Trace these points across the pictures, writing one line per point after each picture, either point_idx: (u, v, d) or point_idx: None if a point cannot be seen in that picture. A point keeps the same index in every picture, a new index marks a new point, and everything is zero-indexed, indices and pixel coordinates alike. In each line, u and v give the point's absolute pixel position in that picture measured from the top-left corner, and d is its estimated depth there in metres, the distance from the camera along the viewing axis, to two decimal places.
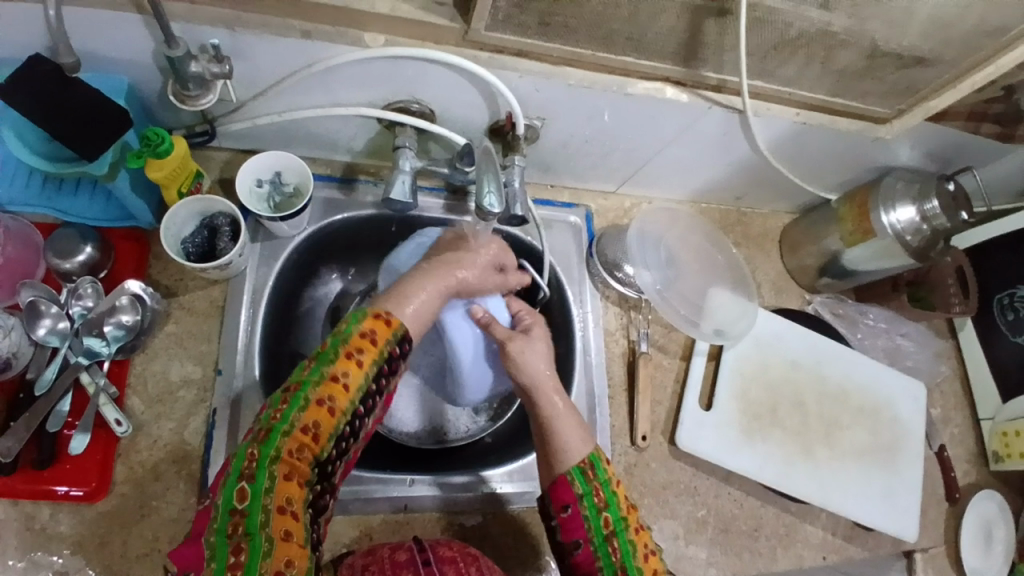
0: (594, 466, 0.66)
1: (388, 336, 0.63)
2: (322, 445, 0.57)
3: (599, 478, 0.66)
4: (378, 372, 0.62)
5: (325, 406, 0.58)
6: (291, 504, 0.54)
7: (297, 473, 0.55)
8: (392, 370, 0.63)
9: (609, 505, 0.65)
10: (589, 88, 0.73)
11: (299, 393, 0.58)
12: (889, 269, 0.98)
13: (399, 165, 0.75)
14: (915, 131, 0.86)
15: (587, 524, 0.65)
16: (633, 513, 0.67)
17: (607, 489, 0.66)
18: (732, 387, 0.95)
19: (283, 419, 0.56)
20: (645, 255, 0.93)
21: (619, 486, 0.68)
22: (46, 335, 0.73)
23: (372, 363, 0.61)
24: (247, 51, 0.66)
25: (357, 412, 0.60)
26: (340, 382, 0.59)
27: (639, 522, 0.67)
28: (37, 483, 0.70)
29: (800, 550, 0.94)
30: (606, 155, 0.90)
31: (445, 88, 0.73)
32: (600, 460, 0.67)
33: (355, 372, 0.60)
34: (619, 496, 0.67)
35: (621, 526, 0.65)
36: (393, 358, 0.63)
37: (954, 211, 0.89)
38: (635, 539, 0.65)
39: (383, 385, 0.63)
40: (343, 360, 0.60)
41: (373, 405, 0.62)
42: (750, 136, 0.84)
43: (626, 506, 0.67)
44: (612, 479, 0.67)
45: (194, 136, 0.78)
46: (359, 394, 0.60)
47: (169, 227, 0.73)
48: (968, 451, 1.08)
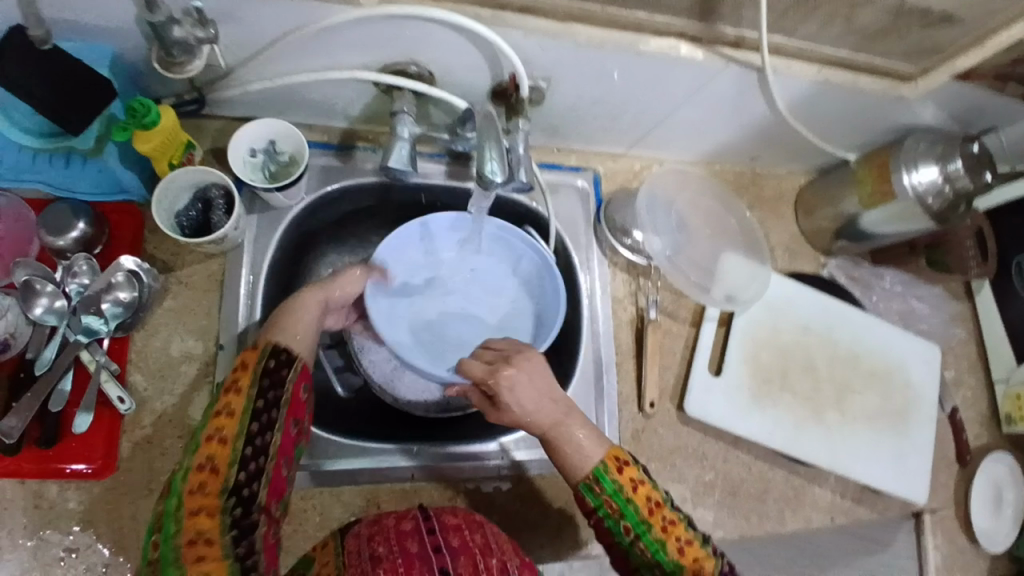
0: (599, 480, 0.65)
1: (259, 357, 0.61)
2: (224, 475, 0.55)
3: (608, 490, 0.65)
4: (260, 390, 0.59)
5: (215, 440, 0.56)
6: (204, 540, 0.53)
7: (207, 509, 0.54)
8: (278, 383, 0.61)
9: (626, 513, 0.64)
10: (598, 47, 0.68)
11: (191, 441, 0.57)
12: (907, 232, 0.95)
13: (397, 132, 0.71)
14: (942, 90, 0.81)
15: (612, 531, 0.65)
16: (658, 510, 0.65)
17: (619, 497, 0.65)
18: (742, 355, 0.93)
19: (179, 467, 0.56)
20: (654, 218, 0.92)
21: (639, 486, 0.65)
22: (43, 314, 0.71)
23: (251, 385, 0.59)
24: (232, 14, 0.61)
25: (253, 432, 0.58)
26: (222, 415, 0.58)
27: (663, 514, 0.64)
28: (43, 462, 0.70)
29: (807, 513, 0.94)
30: (616, 117, 0.86)
31: (445, 49, 0.69)
32: (605, 471, 0.65)
33: (236, 399, 0.58)
34: (638, 500, 0.65)
35: (643, 530, 0.64)
36: (275, 373, 0.61)
37: (978, 172, 0.86)
38: (663, 538, 0.64)
39: (275, 398, 0.60)
40: (224, 395, 0.59)
41: (272, 419, 0.60)
42: (768, 96, 0.80)
43: (646, 507, 0.64)
44: (623, 487, 0.65)
45: (184, 105, 0.75)
46: (248, 417, 0.58)
47: (162, 200, 0.71)
48: (980, 412, 1.07)
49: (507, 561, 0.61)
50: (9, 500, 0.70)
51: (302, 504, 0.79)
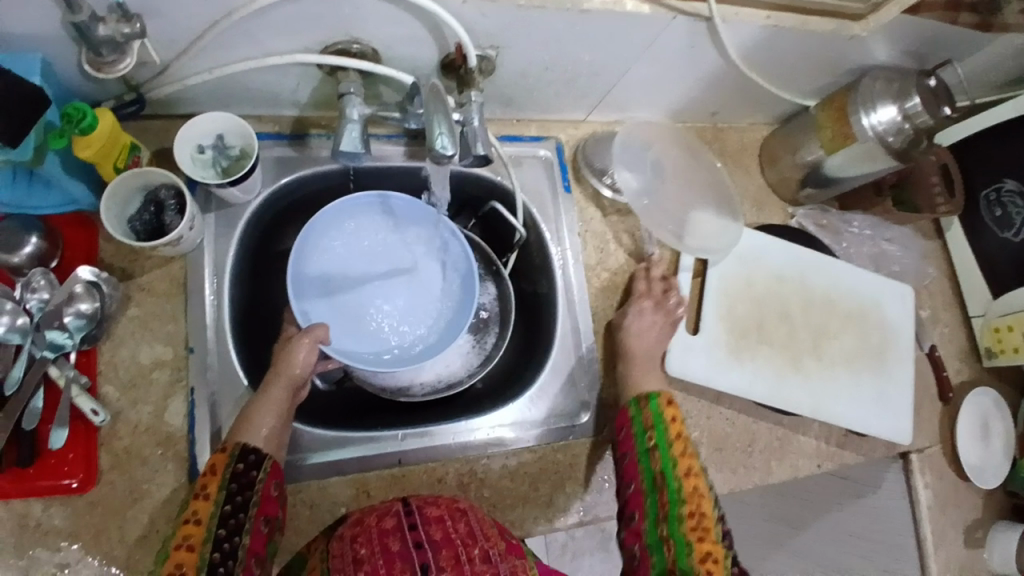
0: (649, 398, 0.78)
1: (227, 461, 0.63)
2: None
3: (651, 406, 0.77)
4: (228, 494, 0.61)
5: (183, 547, 0.57)
6: None
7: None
8: (247, 484, 0.63)
9: (656, 428, 0.75)
10: (539, 8, 0.67)
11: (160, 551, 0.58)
12: (872, 173, 0.95)
13: (347, 114, 0.70)
14: (892, 26, 0.80)
15: (637, 442, 0.75)
16: (683, 441, 0.74)
17: (657, 416, 0.76)
18: (719, 310, 0.94)
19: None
20: (629, 160, 0.93)
21: (673, 418, 0.76)
22: (5, 334, 0.68)
23: (218, 491, 0.61)
24: (158, 6, 0.59)
25: (221, 536, 0.59)
26: (190, 523, 0.59)
27: (685, 446, 0.74)
28: (24, 483, 0.69)
29: (793, 461, 0.95)
30: (571, 81, 0.85)
31: (385, 24, 0.67)
32: (657, 396, 0.78)
33: (203, 507, 0.60)
34: (670, 425, 0.75)
35: (664, 443, 0.73)
36: (243, 475, 0.63)
37: (935, 106, 0.85)
38: (677, 459, 0.72)
39: (243, 500, 0.62)
40: (192, 502, 0.60)
41: (241, 520, 0.61)
42: (720, 45, 0.79)
43: (674, 432, 0.75)
44: (665, 412, 0.77)
45: (124, 107, 0.72)
46: (215, 522, 0.60)
47: (110, 207, 0.69)
48: (958, 349, 1.08)
49: (490, 548, 0.64)
50: None
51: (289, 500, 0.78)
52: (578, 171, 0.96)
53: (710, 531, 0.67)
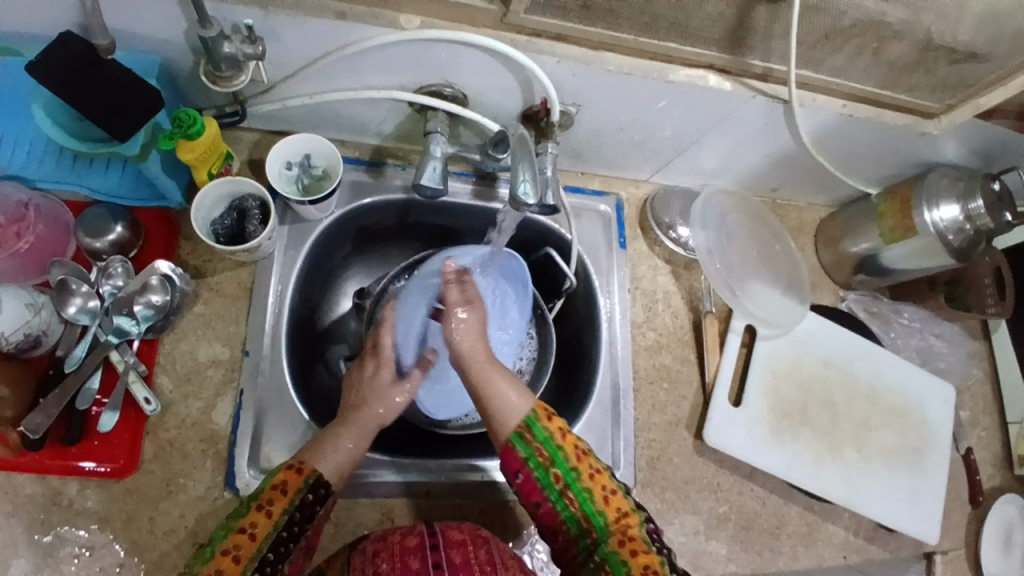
0: (530, 428, 0.66)
1: (300, 485, 0.62)
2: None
3: (535, 437, 0.66)
4: (289, 519, 0.61)
5: (230, 555, 0.58)
6: None
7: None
8: (308, 517, 0.62)
9: (555, 460, 0.65)
10: (627, 74, 0.70)
11: (207, 547, 0.58)
12: (927, 268, 0.95)
13: (430, 151, 0.74)
14: (963, 127, 0.83)
15: (540, 485, 0.65)
16: (586, 458, 0.66)
17: (549, 445, 0.65)
18: (762, 384, 0.94)
19: (187, 570, 0.57)
20: (704, 218, 0.94)
21: (567, 434, 0.67)
22: (76, 313, 0.73)
23: (281, 512, 0.61)
24: (279, 31, 0.64)
25: (267, 560, 0.59)
26: (244, 534, 0.59)
27: (591, 463, 0.66)
28: (66, 458, 0.71)
29: (820, 550, 0.93)
30: (640, 144, 0.88)
31: (479, 73, 0.71)
32: (536, 419, 0.67)
33: (262, 523, 0.60)
34: (567, 447, 0.66)
35: (572, 478, 0.65)
36: (308, 506, 0.62)
37: (997, 212, 0.87)
38: (590, 485, 0.65)
39: (298, 532, 0.61)
40: (254, 512, 0.60)
41: (287, 551, 0.61)
42: (793, 127, 0.81)
43: (574, 453, 0.66)
44: (553, 434, 0.66)
45: (224, 117, 0.77)
46: (267, 544, 0.59)
47: (199, 208, 0.73)
48: (994, 454, 1.05)
49: None
50: (28, 498, 0.70)
51: None
52: (645, 225, 0.99)
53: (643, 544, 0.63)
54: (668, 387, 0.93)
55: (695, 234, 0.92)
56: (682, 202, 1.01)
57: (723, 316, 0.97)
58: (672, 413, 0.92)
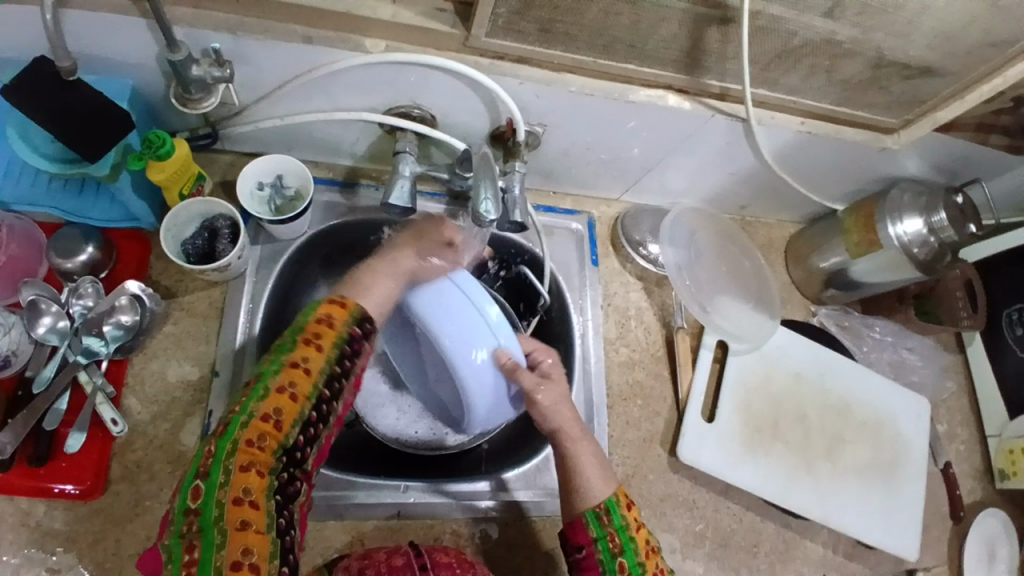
0: (609, 511, 0.68)
1: (346, 319, 0.65)
2: (285, 433, 0.59)
3: (614, 523, 0.68)
4: (339, 355, 0.63)
5: (287, 392, 0.59)
6: (249, 494, 0.55)
7: (260, 459, 0.57)
8: (356, 353, 0.65)
9: (626, 550, 0.67)
10: (589, 95, 0.73)
11: (259, 384, 0.60)
12: (894, 282, 0.97)
13: (400, 170, 0.75)
14: (922, 143, 0.85)
15: (604, 568, 0.67)
16: (652, 555, 0.69)
17: (624, 534, 0.68)
18: (736, 400, 0.94)
19: (242, 410, 0.58)
20: (673, 235, 0.96)
21: (640, 529, 0.69)
22: (45, 333, 0.73)
23: (331, 347, 0.63)
24: (251, 55, 0.66)
25: (323, 397, 0.62)
26: (298, 368, 0.60)
27: (656, 561, 0.68)
28: (33, 479, 0.71)
29: (799, 566, 0.93)
30: (609, 163, 0.90)
31: (446, 94, 0.73)
32: (616, 505, 0.69)
33: (314, 357, 0.61)
34: (639, 542, 0.68)
35: (637, 571, 0.67)
36: (356, 342, 0.65)
37: (961, 224, 0.89)
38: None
39: (349, 366, 0.64)
40: (301, 347, 0.62)
41: (338, 388, 0.63)
42: (754, 145, 0.83)
43: (644, 549, 0.68)
44: (629, 524, 0.68)
45: (197, 139, 0.79)
46: (322, 380, 0.62)
47: (171, 227, 0.75)
48: (975, 468, 1.06)
49: None
50: None
51: None
52: (616, 243, 1.01)
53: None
54: (642, 404, 0.94)
55: (665, 251, 0.94)
56: (652, 220, 1.02)
57: (695, 332, 0.98)
58: (646, 429, 0.93)
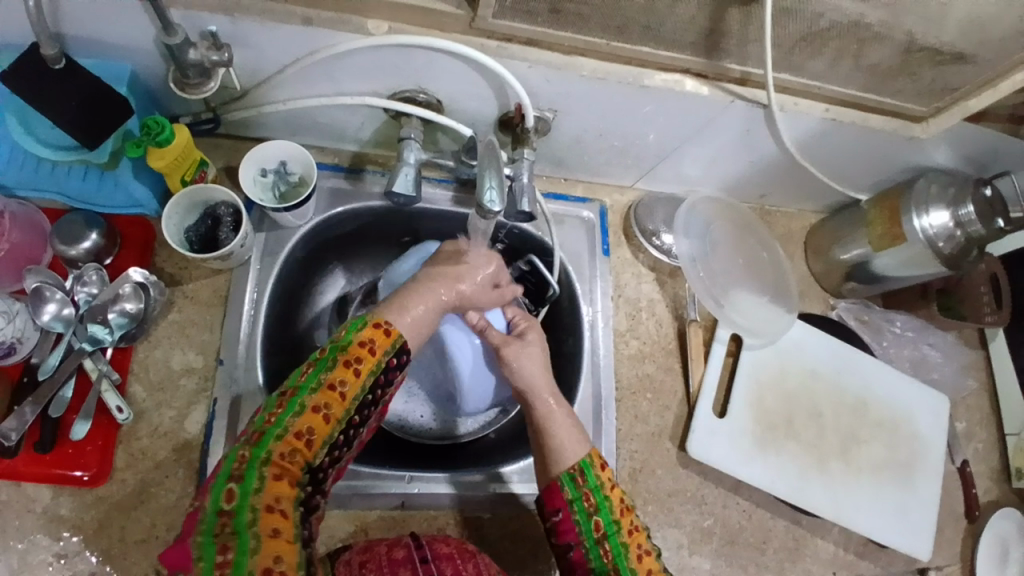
0: (584, 471, 0.65)
1: (387, 347, 0.61)
2: (314, 452, 0.57)
3: (589, 483, 0.64)
4: (375, 383, 0.60)
5: (321, 412, 0.57)
6: (279, 503, 0.53)
7: (289, 475, 0.55)
8: (389, 381, 0.62)
9: (600, 508, 0.64)
10: (601, 79, 0.69)
11: (295, 399, 0.57)
12: (918, 276, 0.94)
13: (405, 158, 0.73)
14: (953, 131, 0.81)
15: (579, 529, 0.64)
16: (628, 514, 0.65)
17: (597, 492, 0.64)
18: (748, 395, 0.92)
19: (277, 423, 0.56)
20: (688, 224, 0.93)
21: (615, 488, 0.66)
22: (50, 320, 0.73)
23: (369, 373, 0.60)
24: (247, 37, 0.64)
25: (353, 422, 0.60)
26: (336, 392, 0.58)
27: (632, 520, 0.65)
28: (39, 466, 0.71)
29: (809, 565, 0.91)
30: (621, 150, 0.87)
31: (452, 79, 0.71)
32: (591, 465, 0.65)
33: (351, 380, 0.59)
34: (613, 500, 0.64)
35: (613, 530, 0.63)
36: (392, 370, 0.62)
37: (989, 219, 0.85)
38: (628, 542, 0.63)
39: (381, 396, 0.62)
40: (339, 367, 0.59)
41: (369, 414, 0.61)
42: (774, 132, 0.80)
43: (619, 508, 0.64)
44: (604, 484, 0.65)
45: (200, 124, 0.77)
46: (354, 403, 0.59)
47: (171, 216, 0.73)
48: (991, 467, 1.03)
49: None
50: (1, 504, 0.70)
51: None
52: (628, 232, 0.98)
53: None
54: (651, 397, 0.92)
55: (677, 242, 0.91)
56: (666, 209, 0.99)
57: (708, 325, 0.96)
58: (655, 423, 0.90)
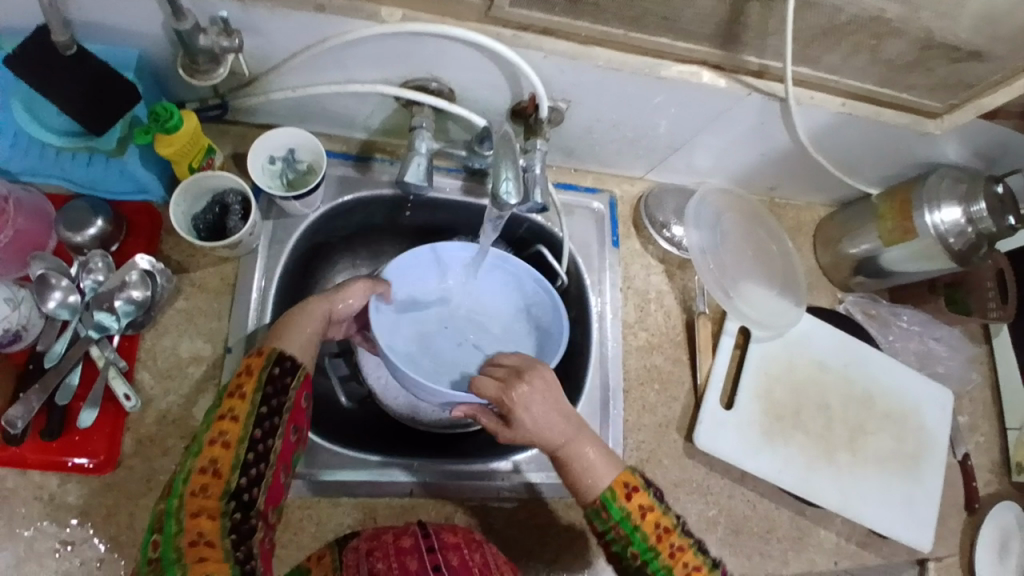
0: (606, 505, 0.63)
1: (264, 363, 0.60)
2: (226, 479, 0.55)
3: (614, 516, 0.62)
4: (265, 397, 0.58)
5: (218, 443, 0.55)
6: (204, 535, 0.52)
7: (207, 509, 0.53)
8: (282, 390, 0.60)
9: (632, 540, 0.62)
10: (617, 69, 0.68)
11: (193, 443, 0.56)
12: (927, 271, 0.93)
13: (415, 147, 0.72)
14: (967, 128, 0.80)
15: (620, 555, 0.63)
16: (668, 536, 0.61)
17: (625, 524, 0.62)
18: (755, 388, 0.92)
19: (180, 469, 0.55)
20: (698, 216, 0.93)
21: (648, 511, 0.62)
22: (56, 308, 0.72)
23: (254, 392, 0.58)
24: (257, 23, 0.62)
25: (257, 437, 0.57)
26: (226, 419, 0.56)
27: (672, 541, 0.61)
28: (45, 453, 0.70)
29: (811, 555, 0.92)
30: (633, 141, 0.86)
31: (465, 67, 0.69)
32: (612, 498, 0.63)
33: (240, 405, 0.57)
34: (646, 528, 0.61)
35: (650, 557, 0.61)
36: (278, 380, 0.60)
37: (1000, 216, 0.85)
38: (671, 565, 0.60)
39: (278, 404, 0.59)
40: (227, 401, 0.58)
41: (275, 424, 0.58)
42: (789, 125, 0.79)
43: (654, 533, 0.61)
44: (631, 514, 0.62)
45: (207, 110, 0.75)
46: (251, 422, 0.57)
47: (180, 202, 0.72)
48: (992, 460, 1.03)
49: None
50: (9, 491, 0.70)
51: (298, 513, 0.78)
52: (638, 223, 0.97)
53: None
54: (659, 389, 0.92)
55: (688, 234, 0.90)
56: (676, 200, 0.99)
57: (717, 317, 0.95)
58: (662, 415, 0.91)
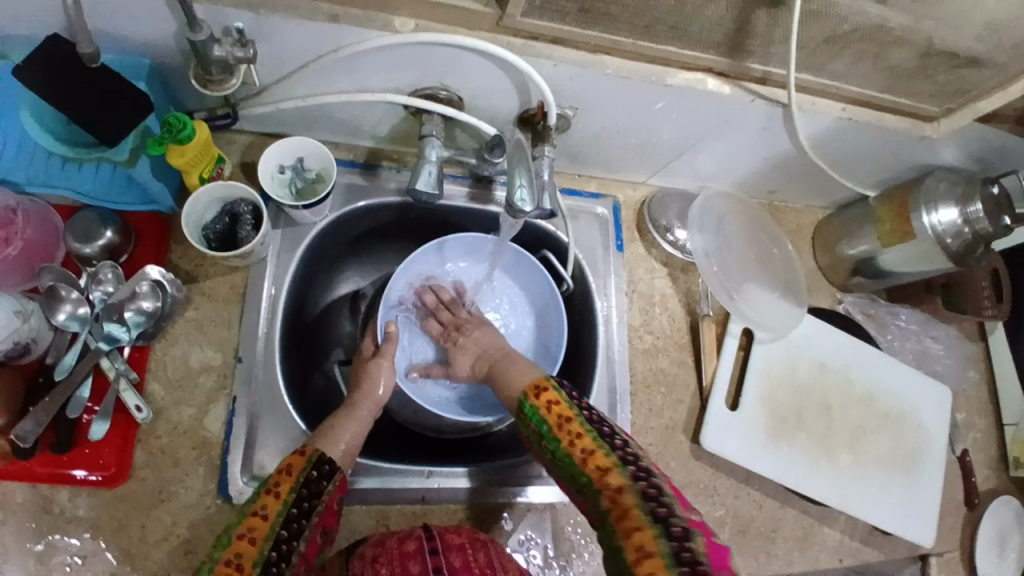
0: (523, 407, 0.68)
1: (304, 464, 0.63)
2: (247, 575, 0.54)
3: (527, 414, 0.67)
4: (298, 497, 0.60)
5: (246, 538, 0.56)
6: None
7: None
8: (316, 492, 0.62)
9: (542, 433, 0.65)
10: (626, 77, 0.69)
11: (221, 537, 0.57)
12: (927, 272, 0.95)
13: (425, 154, 0.73)
14: (963, 132, 0.82)
15: (543, 456, 0.66)
16: (569, 423, 0.63)
17: (536, 420, 0.66)
18: (758, 390, 0.93)
19: (207, 561, 0.55)
20: (701, 220, 0.94)
21: (555, 406, 0.65)
22: (66, 320, 0.72)
23: (290, 491, 0.60)
24: (271, 33, 0.63)
25: (281, 537, 0.58)
26: (257, 516, 0.58)
27: (570, 428, 0.63)
28: (57, 466, 0.70)
29: (816, 553, 0.93)
30: (638, 147, 0.87)
31: (475, 77, 0.70)
32: (525, 399, 0.68)
33: (272, 503, 0.59)
34: (551, 419, 0.64)
35: (556, 446, 0.63)
36: (314, 482, 0.62)
37: (995, 216, 0.87)
38: (571, 451, 0.62)
39: (309, 507, 0.61)
40: (262, 496, 0.60)
41: (301, 528, 0.60)
42: (791, 131, 0.81)
43: (556, 422, 0.64)
44: (540, 410, 0.66)
45: (215, 119, 0.76)
46: (280, 521, 0.59)
47: (190, 213, 0.72)
48: (990, 457, 1.05)
49: None
50: (19, 506, 0.69)
51: None
52: (641, 228, 0.98)
53: (633, 506, 0.56)
54: (665, 391, 0.93)
55: (693, 237, 0.92)
56: (679, 205, 1.00)
57: (720, 320, 0.97)
58: (668, 417, 0.92)
